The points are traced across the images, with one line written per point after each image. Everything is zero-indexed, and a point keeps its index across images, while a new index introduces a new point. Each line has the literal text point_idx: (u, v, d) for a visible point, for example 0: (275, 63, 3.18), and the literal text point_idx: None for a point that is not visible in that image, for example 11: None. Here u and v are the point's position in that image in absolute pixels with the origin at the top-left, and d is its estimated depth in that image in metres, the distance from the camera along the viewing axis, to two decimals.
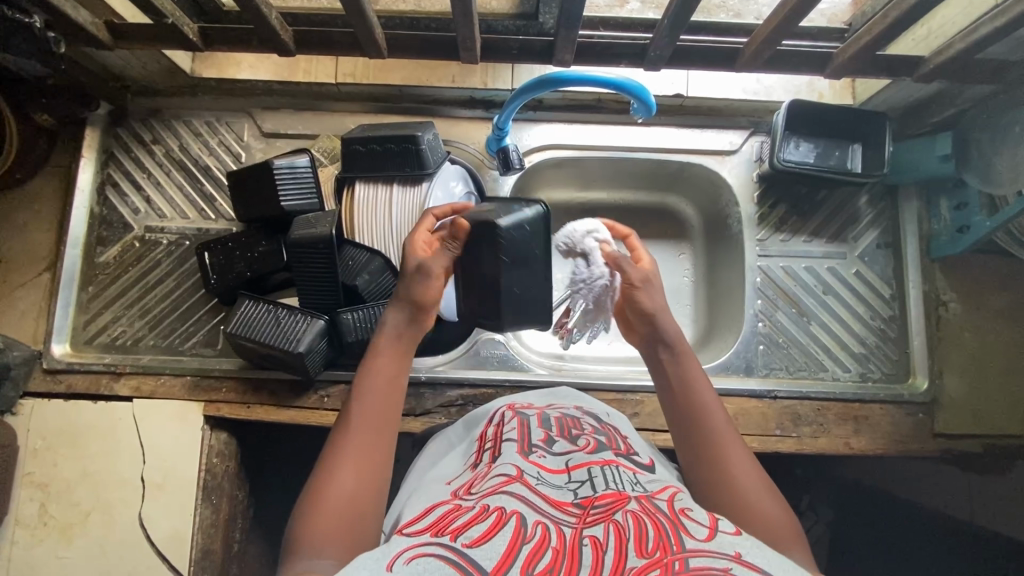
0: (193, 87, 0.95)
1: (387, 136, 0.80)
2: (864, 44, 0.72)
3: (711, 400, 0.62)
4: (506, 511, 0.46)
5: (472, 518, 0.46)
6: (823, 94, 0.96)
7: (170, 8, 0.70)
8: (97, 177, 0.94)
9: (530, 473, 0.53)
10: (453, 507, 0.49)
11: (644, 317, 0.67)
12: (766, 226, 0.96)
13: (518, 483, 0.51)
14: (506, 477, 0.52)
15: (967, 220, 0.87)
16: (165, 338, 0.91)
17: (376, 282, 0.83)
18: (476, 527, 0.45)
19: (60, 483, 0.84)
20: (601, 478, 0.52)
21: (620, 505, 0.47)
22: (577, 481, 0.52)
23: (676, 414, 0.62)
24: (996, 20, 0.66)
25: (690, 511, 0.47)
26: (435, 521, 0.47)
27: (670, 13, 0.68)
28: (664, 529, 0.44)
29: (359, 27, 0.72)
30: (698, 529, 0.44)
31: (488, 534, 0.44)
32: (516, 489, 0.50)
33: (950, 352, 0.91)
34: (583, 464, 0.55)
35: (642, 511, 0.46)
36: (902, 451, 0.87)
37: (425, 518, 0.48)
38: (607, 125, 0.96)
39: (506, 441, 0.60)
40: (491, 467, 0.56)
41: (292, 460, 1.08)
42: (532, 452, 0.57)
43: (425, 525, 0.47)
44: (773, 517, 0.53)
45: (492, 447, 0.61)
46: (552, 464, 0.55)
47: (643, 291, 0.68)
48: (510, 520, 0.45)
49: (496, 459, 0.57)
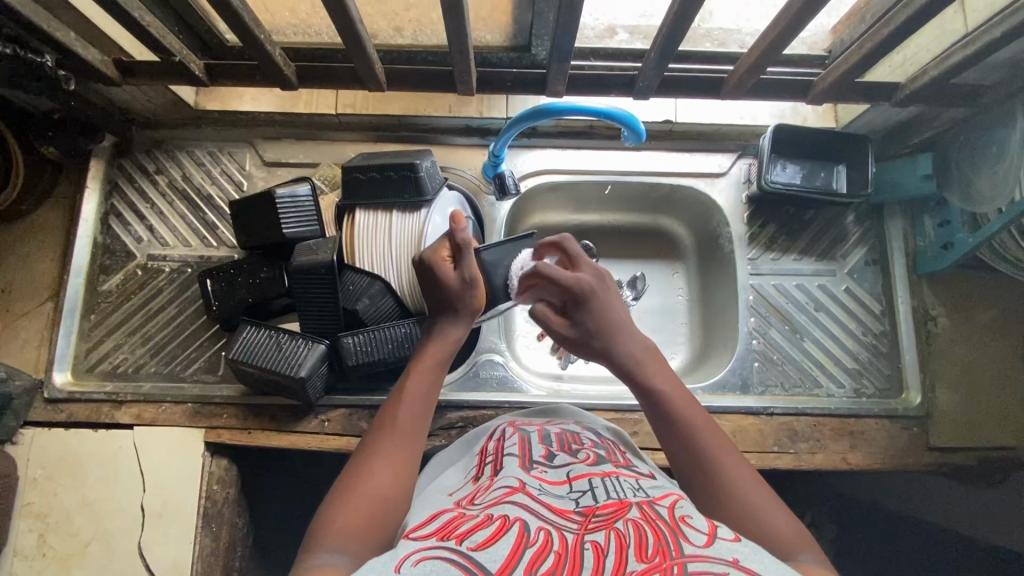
0: (198, 118, 0.98)
1: (388, 164, 0.82)
2: (842, 71, 0.75)
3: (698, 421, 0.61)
4: (510, 517, 0.48)
5: (477, 523, 0.47)
6: (807, 119, 1.00)
7: (177, 46, 0.73)
8: (101, 207, 0.96)
9: (532, 485, 0.54)
10: (457, 514, 0.50)
11: (595, 334, 0.68)
12: (756, 245, 0.99)
13: (521, 493, 0.52)
14: (509, 488, 0.53)
15: (950, 237, 0.89)
16: (165, 365, 0.92)
17: (376, 306, 0.84)
18: (481, 532, 0.46)
19: (59, 513, 0.83)
20: (601, 488, 0.53)
21: (620, 514, 0.48)
22: (578, 491, 0.53)
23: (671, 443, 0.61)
24: (966, 48, 0.70)
25: (689, 518, 0.48)
26: (440, 527, 0.48)
27: (657, 47, 0.72)
28: (663, 534, 0.44)
29: (359, 61, 0.75)
30: (697, 535, 0.45)
31: (493, 538, 0.45)
32: (519, 498, 0.51)
33: (941, 366, 0.92)
34: (584, 475, 0.56)
35: (642, 518, 0.47)
36: (899, 465, 0.88)
37: (430, 524, 0.49)
38: (599, 150, 1.00)
39: (508, 455, 0.61)
40: (493, 480, 0.56)
41: (293, 485, 1.08)
42: (534, 467, 0.58)
43: (432, 530, 0.47)
44: (780, 530, 0.52)
45: (493, 460, 0.62)
46: (553, 476, 0.56)
47: (584, 311, 0.69)
48: (514, 526, 0.46)
49: (498, 472, 0.58)
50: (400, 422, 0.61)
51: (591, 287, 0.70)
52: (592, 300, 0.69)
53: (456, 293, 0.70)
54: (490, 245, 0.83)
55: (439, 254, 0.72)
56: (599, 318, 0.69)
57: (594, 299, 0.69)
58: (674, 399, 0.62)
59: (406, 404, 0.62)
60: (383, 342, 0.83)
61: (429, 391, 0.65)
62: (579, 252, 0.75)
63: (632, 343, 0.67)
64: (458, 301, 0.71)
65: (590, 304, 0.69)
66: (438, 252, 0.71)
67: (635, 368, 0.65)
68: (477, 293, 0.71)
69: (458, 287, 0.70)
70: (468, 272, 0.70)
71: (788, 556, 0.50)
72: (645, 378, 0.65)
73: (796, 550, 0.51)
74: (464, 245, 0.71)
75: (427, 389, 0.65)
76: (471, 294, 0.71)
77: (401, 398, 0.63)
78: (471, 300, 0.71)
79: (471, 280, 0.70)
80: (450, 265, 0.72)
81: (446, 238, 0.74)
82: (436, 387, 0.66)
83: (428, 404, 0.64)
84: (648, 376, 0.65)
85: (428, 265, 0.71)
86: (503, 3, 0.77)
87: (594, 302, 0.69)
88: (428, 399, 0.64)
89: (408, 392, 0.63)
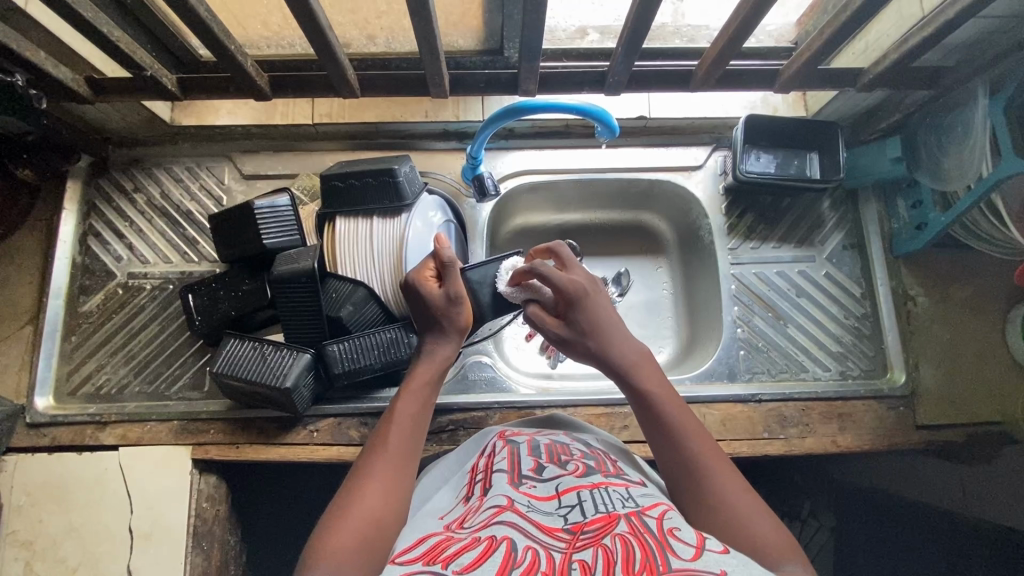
0: (174, 135, 0.98)
1: (366, 170, 0.82)
2: (806, 59, 0.77)
3: (687, 425, 0.61)
4: (498, 536, 0.48)
5: (464, 545, 0.47)
6: (778, 108, 1.02)
7: (149, 61, 0.74)
8: (79, 228, 0.95)
9: (520, 502, 0.54)
10: (445, 537, 0.50)
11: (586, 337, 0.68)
12: (735, 235, 1.00)
13: (509, 512, 0.52)
14: (497, 507, 0.53)
15: (923, 217, 0.90)
16: (150, 384, 0.91)
17: (360, 312, 0.84)
18: (468, 553, 0.46)
19: (45, 540, 0.82)
20: (590, 502, 0.53)
21: (608, 529, 0.48)
22: (567, 506, 0.53)
23: (662, 446, 0.61)
24: (922, 31, 0.71)
25: (678, 530, 0.48)
26: (428, 550, 0.48)
27: (623, 42, 0.73)
28: (651, 549, 0.45)
29: (331, 68, 0.75)
30: (685, 549, 0.45)
31: (479, 559, 0.45)
32: (507, 517, 0.51)
33: (924, 345, 0.94)
34: (572, 488, 0.56)
35: (630, 532, 0.47)
36: (889, 445, 0.89)
37: (417, 548, 0.49)
38: (576, 149, 1.01)
39: (497, 472, 0.60)
40: (483, 499, 0.56)
41: (286, 500, 1.06)
42: (522, 482, 0.58)
43: (419, 554, 0.48)
44: (765, 537, 0.52)
45: (483, 478, 0.61)
46: (542, 491, 0.56)
47: (576, 313, 0.68)
48: (501, 546, 0.47)
49: (488, 490, 0.57)
50: (392, 443, 0.61)
51: (582, 290, 0.69)
52: (581, 302, 0.68)
53: (440, 309, 0.71)
54: (477, 264, 0.81)
55: (423, 273, 0.73)
56: (591, 318, 0.68)
57: (587, 300, 0.69)
58: (667, 405, 0.63)
59: (398, 424, 0.63)
60: (369, 348, 0.83)
61: (421, 412, 0.65)
62: (570, 258, 0.73)
63: (626, 343, 0.68)
64: (444, 318, 0.71)
65: (583, 305, 0.68)
66: (422, 272, 0.73)
67: (630, 372, 0.66)
68: (463, 310, 0.71)
69: (443, 303, 0.71)
70: (454, 287, 0.70)
71: (774, 564, 0.50)
72: (637, 378, 0.65)
73: (781, 558, 0.51)
74: (449, 263, 0.71)
75: (419, 407, 0.65)
76: (455, 311, 0.71)
77: (393, 420, 0.63)
78: (457, 318, 0.71)
79: (455, 294, 0.70)
80: (435, 284, 0.72)
81: (432, 257, 0.75)
82: (427, 406, 0.67)
83: (420, 425, 0.64)
84: (639, 380, 0.65)
85: (412, 285, 0.72)
86: (472, 6, 0.78)
87: (584, 307, 0.68)
88: (420, 418, 0.65)
89: (399, 412, 0.64)
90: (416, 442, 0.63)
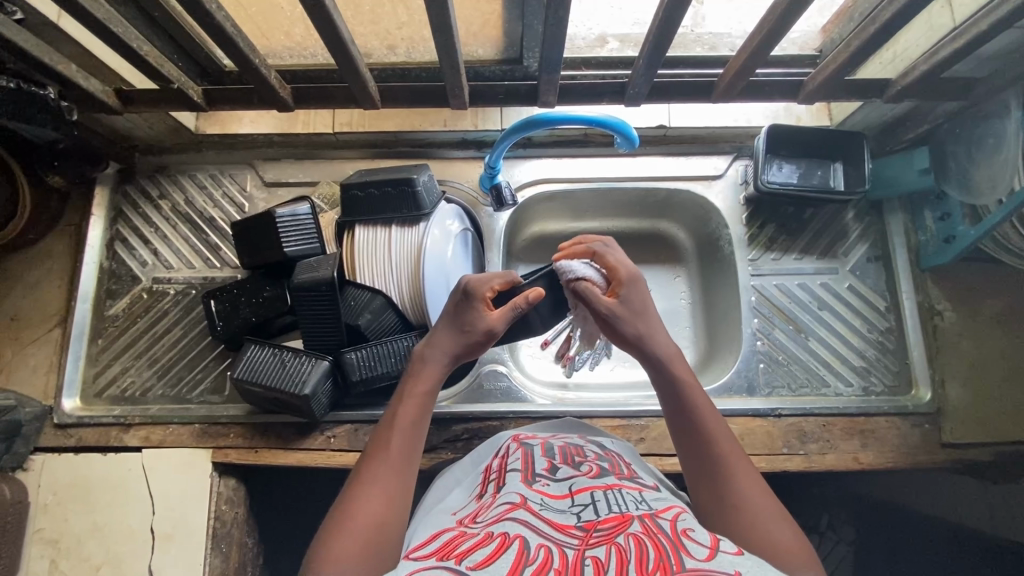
0: (198, 142, 1.01)
1: (385, 180, 0.83)
2: (830, 71, 0.76)
3: (716, 426, 0.60)
4: (510, 534, 0.48)
5: (477, 542, 0.47)
6: (801, 118, 1.01)
7: (175, 74, 0.76)
8: (106, 233, 0.98)
9: (534, 500, 0.54)
10: (458, 533, 0.50)
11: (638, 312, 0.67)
12: (756, 246, 0.98)
13: (522, 510, 0.52)
14: (510, 504, 0.53)
15: (951, 230, 0.89)
16: (172, 388, 0.92)
17: (378, 320, 0.84)
18: (481, 550, 0.46)
19: (71, 538, 0.84)
20: (603, 502, 0.53)
21: (622, 528, 0.48)
22: (579, 505, 0.53)
23: (684, 438, 0.60)
24: (954, 42, 0.69)
25: (691, 531, 0.48)
26: (442, 546, 0.48)
27: (644, 53, 0.73)
28: (664, 549, 0.44)
29: (352, 80, 0.76)
30: (698, 549, 0.45)
31: (492, 556, 0.45)
32: (520, 515, 0.51)
33: (950, 361, 0.91)
34: (586, 488, 0.55)
35: (644, 532, 0.47)
36: (912, 463, 0.87)
37: (431, 544, 0.49)
38: (594, 157, 1.00)
39: (511, 471, 0.61)
40: (496, 496, 0.56)
41: (303, 502, 1.08)
42: (536, 481, 0.58)
43: (433, 549, 0.48)
44: (781, 543, 0.51)
45: (497, 477, 0.61)
46: (556, 490, 0.56)
47: (628, 288, 0.68)
48: (514, 543, 0.46)
49: (501, 488, 0.58)
50: (392, 448, 0.59)
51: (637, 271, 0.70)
52: (637, 282, 0.69)
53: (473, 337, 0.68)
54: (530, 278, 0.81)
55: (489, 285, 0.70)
56: (641, 300, 0.68)
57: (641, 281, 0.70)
58: (697, 401, 0.61)
59: (399, 431, 0.61)
60: (385, 356, 0.83)
61: (419, 418, 0.62)
62: None
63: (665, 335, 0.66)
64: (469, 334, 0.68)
65: (637, 285, 0.69)
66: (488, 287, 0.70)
67: (668, 362, 0.64)
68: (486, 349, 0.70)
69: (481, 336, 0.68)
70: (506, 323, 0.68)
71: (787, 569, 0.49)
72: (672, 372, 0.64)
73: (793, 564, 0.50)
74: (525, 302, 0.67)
75: (421, 413, 0.63)
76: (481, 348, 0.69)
77: (391, 428, 0.61)
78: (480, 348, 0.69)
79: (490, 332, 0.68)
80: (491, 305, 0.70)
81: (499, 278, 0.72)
82: (426, 409, 0.64)
83: (419, 429, 0.62)
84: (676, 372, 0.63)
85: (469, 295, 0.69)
86: (493, 18, 0.77)
87: (640, 285, 0.69)
88: (421, 423, 0.63)
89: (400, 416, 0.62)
90: (417, 445, 0.61)
